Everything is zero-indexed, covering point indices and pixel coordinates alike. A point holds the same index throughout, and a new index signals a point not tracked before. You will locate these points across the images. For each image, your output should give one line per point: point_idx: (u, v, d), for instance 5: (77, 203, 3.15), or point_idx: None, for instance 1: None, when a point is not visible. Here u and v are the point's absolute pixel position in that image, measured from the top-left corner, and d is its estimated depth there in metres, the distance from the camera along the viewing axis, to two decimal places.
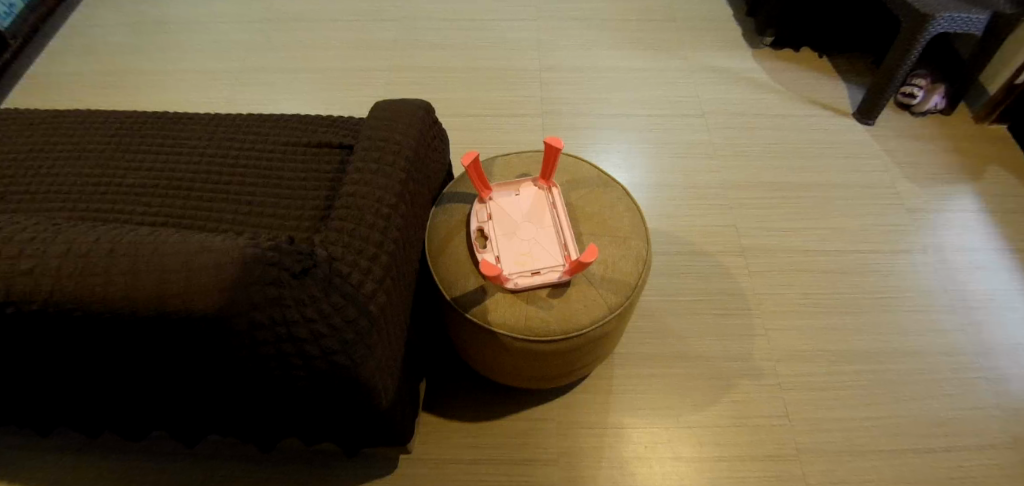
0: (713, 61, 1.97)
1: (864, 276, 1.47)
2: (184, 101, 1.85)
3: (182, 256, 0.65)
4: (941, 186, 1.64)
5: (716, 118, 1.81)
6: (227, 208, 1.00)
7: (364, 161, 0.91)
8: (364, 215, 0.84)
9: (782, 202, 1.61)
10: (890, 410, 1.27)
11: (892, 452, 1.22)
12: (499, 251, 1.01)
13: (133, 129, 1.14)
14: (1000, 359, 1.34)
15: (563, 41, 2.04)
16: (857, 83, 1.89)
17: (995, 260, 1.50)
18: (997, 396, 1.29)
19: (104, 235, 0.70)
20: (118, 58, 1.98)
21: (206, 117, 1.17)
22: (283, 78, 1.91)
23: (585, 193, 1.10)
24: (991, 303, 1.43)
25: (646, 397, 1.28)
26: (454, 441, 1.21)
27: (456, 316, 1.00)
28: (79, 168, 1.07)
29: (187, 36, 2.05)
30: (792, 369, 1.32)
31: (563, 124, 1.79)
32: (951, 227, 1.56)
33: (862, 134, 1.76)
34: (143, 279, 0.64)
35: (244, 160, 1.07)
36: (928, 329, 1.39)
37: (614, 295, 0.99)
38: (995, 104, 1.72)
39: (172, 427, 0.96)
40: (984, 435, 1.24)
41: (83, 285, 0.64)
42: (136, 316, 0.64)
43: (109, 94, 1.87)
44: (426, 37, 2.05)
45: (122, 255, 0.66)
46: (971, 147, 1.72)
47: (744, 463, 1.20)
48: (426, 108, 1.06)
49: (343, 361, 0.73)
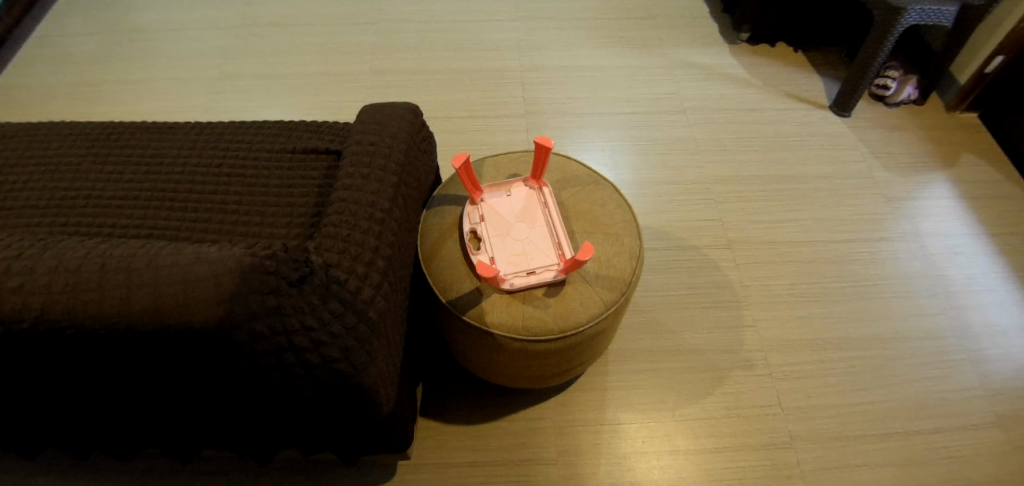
0: (691, 58, 1.99)
1: (848, 265, 1.50)
2: (162, 111, 1.82)
3: (179, 267, 0.63)
4: (916, 174, 1.69)
5: (697, 114, 1.83)
6: (213, 219, 0.98)
7: (354, 166, 0.90)
8: (358, 220, 0.83)
9: (763, 194, 1.64)
10: (879, 394, 1.30)
11: (882, 435, 1.25)
12: (493, 252, 1.00)
13: (110, 140, 1.12)
14: (981, 341, 1.38)
15: (542, 41, 2.05)
16: (832, 76, 1.93)
17: (970, 244, 1.55)
18: (980, 376, 1.33)
19: (92, 248, 0.67)
20: (89, 68, 1.93)
21: (187, 126, 1.15)
22: (261, 84, 1.89)
23: (575, 191, 1.10)
24: (969, 287, 1.47)
25: (641, 392, 1.29)
26: (453, 445, 1.20)
27: (452, 320, 1.00)
28: (56, 182, 1.03)
29: (159, 43, 2.01)
30: (782, 359, 1.34)
31: (546, 124, 1.80)
32: (927, 214, 1.60)
33: (838, 125, 1.80)
34: (138, 292, 0.61)
35: (229, 168, 1.06)
36: (911, 314, 1.42)
37: (610, 293, 0.99)
38: (966, 92, 1.77)
39: (165, 444, 0.94)
40: (970, 416, 1.28)
41: (74, 302, 0.61)
42: (133, 332, 0.62)
43: (81, 104, 1.83)
44: (405, 39, 2.04)
45: (115, 268, 0.63)
46: (944, 135, 1.77)
47: (740, 454, 1.22)
48: (413, 110, 1.05)
49: (345, 369, 0.71)
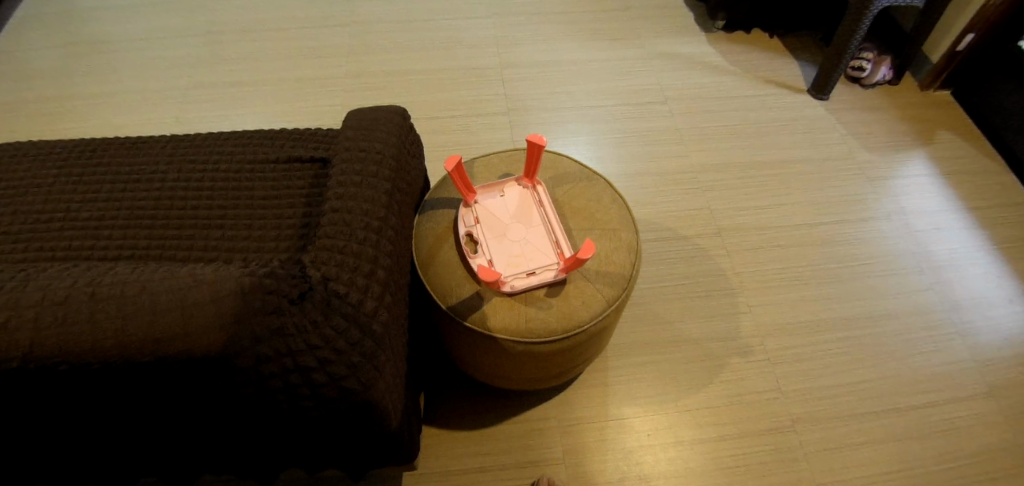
0: (670, 48, 1.99)
1: (836, 246, 1.52)
2: (131, 125, 1.75)
3: (175, 293, 0.59)
4: (895, 153, 1.72)
5: (679, 104, 1.83)
6: (198, 236, 0.95)
7: (346, 174, 0.88)
8: (355, 230, 0.80)
9: (749, 181, 1.65)
10: (875, 372, 1.32)
11: (881, 412, 1.27)
12: (491, 254, 0.99)
13: (82, 158, 1.07)
14: (968, 314, 1.41)
15: (520, 36, 2.03)
16: (808, 60, 1.95)
17: (952, 219, 1.58)
18: (969, 348, 1.36)
19: (79, 277, 0.64)
20: (51, 83, 1.85)
21: (163, 140, 1.11)
22: (234, 92, 1.84)
23: (569, 188, 1.09)
24: (954, 262, 1.50)
25: (642, 385, 1.28)
26: (458, 451, 1.18)
27: (454, 326, 0.98)
28: (26, 207, 0.99)
29: (124, 55, 1.94)
30: (778, 344, 1.36)
31: (529, 121, 1.78)
32: (909, 192, 1.63)
33: (817, 109, 1.82)
34: (133, 321, 0.58)
35: (211, 182, 1.02)
36: (901, 292, 1.44)
37: (611, 289, 0.98)
38: (939, 71, 1.81)
39: (164, 473, 0.90)
40: (963, 388, 1.31)
41: (65, 337, 0.58)
42: (131, 364, 0.59)
43: (46, 122, 1.75)
44: (380, 40, 2.00)
45: (106, 298, 0.60)
46: (920, 114, 1.81)
47: (744, 440, 1.22)
48: (401, 113, 1.02)
49: (353, 386, 0.69)
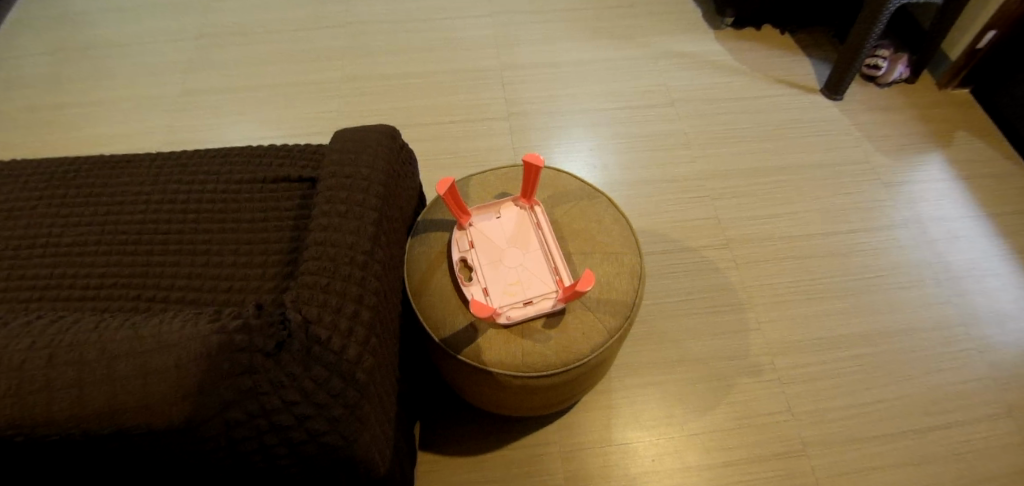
0: (677, 46, 1.92)
1: (850, 257, 1.46)
2: (123, 134, 1.71)
3: (136, 359, 0.56)
4: (910, 155, 1.65)
5: (686, 106, 1.77)
6: (181, 267, 0.91)
7: (330, 203, 0.83)
8: (338, 266, 0.75)
9: (758, 187, 1.59)
10: (890, 391, 1.27)
11: (896, 434, 1.22)
12: (486, 282, 0.94)
13: (63, 178, 1.02)
14: (988, 327, 1.35)
15: (521, 36, 1.96)
16: (820, 58, 1.88)
17: (972, 226, 1.51)
18: (989, 365, 1.30)
19: (40, 334, 0.60)
20: (41, 91, 1.81)
21: (148, 157, 1.06)
22: (227, 99, 1.79)
23: (569, 208, 1.04)
24: (974, 272, 1.44)
25: (647, 407, 1.24)
26: (456, 478, 1.15)
27: (447, 357, 0.93)
28: (7, 233, 0.95)
29: (115, 61, 1.89)
30: (789, 362, 1.30)
31: (530, 126, 1.72)
32: (925, 197, 1.56)
33: (831, 110, 1.75)
34: (91, 391, 0.55)
35: (196, 206, 0.98)
36: (918, 305, 1.38)
37: (613, 318, 0.93)
38: (958, 69, 1.73)
39: None
40: (982, 407, 1.25)
41: (19, 408, 0.54)
42: (91, 435, 0.55)
43: (37, 132, 1.72)
44: (377, 42, 1.94)
45: (64, 363, 0.56)
46: (938, 114, 1.73)
47: (753, 465, 1.18)
48: (391, 133, 0.97)
49: (334, 441, 0.65)
